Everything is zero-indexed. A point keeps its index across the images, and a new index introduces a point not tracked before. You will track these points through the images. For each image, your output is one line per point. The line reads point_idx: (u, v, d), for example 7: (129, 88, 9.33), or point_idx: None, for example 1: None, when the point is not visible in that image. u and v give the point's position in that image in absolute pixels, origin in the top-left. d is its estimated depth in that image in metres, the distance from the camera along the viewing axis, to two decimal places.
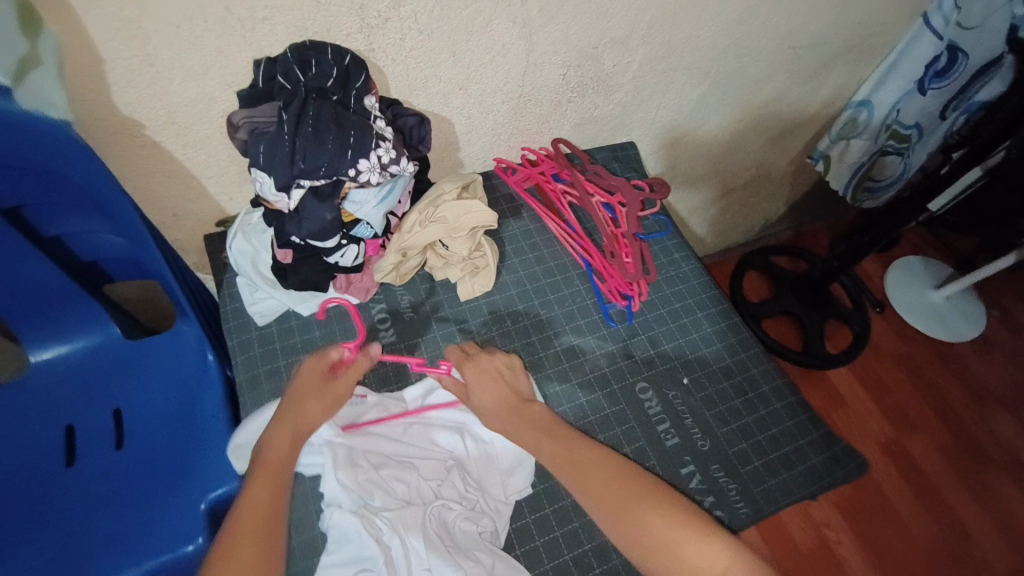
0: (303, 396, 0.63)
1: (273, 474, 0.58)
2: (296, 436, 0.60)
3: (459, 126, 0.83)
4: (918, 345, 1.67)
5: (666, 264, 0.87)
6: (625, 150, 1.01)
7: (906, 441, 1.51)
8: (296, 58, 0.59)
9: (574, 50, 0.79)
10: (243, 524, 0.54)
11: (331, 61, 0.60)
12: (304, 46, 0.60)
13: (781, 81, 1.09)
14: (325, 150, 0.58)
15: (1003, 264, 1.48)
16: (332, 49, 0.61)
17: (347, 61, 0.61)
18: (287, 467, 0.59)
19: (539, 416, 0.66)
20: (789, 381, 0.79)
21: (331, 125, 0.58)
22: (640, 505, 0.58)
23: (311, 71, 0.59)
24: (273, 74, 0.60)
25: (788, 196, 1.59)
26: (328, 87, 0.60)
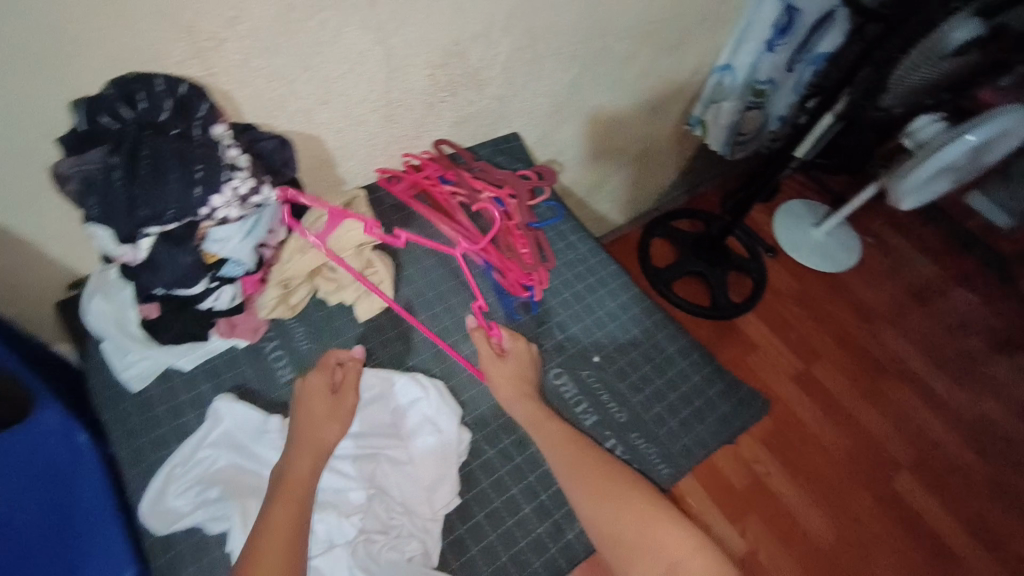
0: (320, 416, 0.63)
1: (296, 494, 0.57)
2: (316, 454, 0.61)
3: (330, 142, 0.80)
4: (809, 280, 1.83)
5: (563, 248, 0.89)
6: (508, 142, 1.01)
7: (813, 369, 1.65)
8: (119, 93, 0.53)
9: (437, 50, 0.77)
10: (268, 544, 0.52)
11: (162, 92, 0.55)
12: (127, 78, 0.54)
13: (649, 55, 1.13)
14: (167, 190, 0.54)
15: (867, 195, 1.66)
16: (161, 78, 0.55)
17: (182, 88, 0.56)
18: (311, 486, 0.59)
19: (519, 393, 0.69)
20: (691, 340, 0.83)
21: (173, 160, 0.54)
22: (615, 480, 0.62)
23: (140, 105, 0.54)
24: (95, 115, 0.54)
25: (677, 161, 1.67)
26: (163, 121, 0.56)
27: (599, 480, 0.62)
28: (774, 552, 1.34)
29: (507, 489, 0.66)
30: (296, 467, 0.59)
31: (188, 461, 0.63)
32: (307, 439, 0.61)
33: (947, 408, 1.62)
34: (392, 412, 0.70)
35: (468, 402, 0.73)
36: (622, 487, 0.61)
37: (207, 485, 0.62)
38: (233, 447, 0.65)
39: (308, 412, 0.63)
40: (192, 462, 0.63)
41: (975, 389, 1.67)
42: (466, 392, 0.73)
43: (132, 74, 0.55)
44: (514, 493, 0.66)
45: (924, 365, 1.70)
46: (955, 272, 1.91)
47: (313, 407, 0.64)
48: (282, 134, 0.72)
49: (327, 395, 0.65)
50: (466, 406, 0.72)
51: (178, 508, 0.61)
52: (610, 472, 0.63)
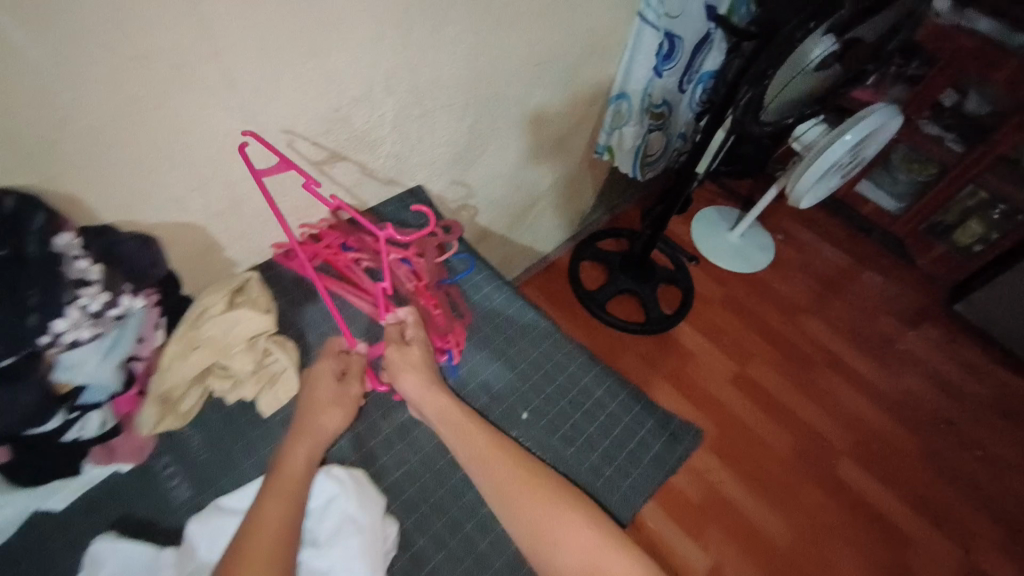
0: (321, 404, 0.69)
1: (287, 487, 0.62)
2: (311, 443, 0.67)
3: (212, 226, 0.74)
4: (733, 283, 1.90)
5: (480, 301, 0.86)
6: (413, 196, 0.98)
7: (749, 369, 1.71)
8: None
9: (317, 118, 0.74)
10: (257, 537, 0.57)
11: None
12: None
13: (544, 93, 1.14)
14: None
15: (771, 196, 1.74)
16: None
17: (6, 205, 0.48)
18: (302, 477, 0.64)
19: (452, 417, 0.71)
20: (619, 379, 0.82)
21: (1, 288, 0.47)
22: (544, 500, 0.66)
23: None
24: None
25: (592, 186, 1.71)
26: None
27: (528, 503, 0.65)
28: (738, 562, 1.35)
29: None
30: (293, 456, 0.65)
31: None
32: (304, 427, 0.68)
33: (872, 387, 1.71)
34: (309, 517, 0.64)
35: (393, 488, 0.68)
36: (556, 499, 0.66)
37: None
38: None
39: (314, 400, 0.70)
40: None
41: (895, 366, 1.77)
42: (389, 477, 0.69)
43: None
44: None
45: (847, 349, 1.79)
46: (861, 257, 2.04)
47: (320, 390, 0.70)
48: (152, 230, 0.65)
49: (334, 379, 0.72)
50: (391, 493, 0.68)
51: None
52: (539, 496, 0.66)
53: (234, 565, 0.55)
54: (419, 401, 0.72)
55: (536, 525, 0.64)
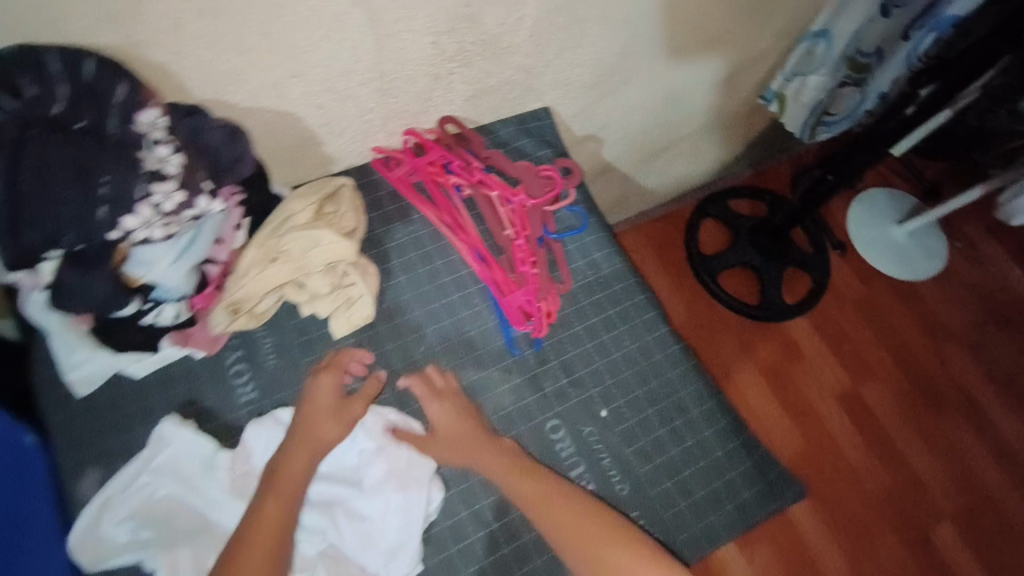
0: (321, 416, 0.60)
1: (286, 494, 0.56)
2: (312, 453, 0.58)
3: (311, 119, 0.66)
4: (879, 287, 1.60)
5: (584, 267, 0.74)
6: (537, 120, 0.84)
7: (862, 390, 1.48)
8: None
9: (441, 11, 0.60)
10: (249, 546, 0.52)
11: (56, 73, 0.42)
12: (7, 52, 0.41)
13: (725, 16, 0.90)
14: (64, 210, 0.43)
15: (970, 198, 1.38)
16: (60, 55, 0.42)
17: (84, 64, 0.43)
18: (301, 486, 0.57)
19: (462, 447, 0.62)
20: (721, 401, 0.70)
21: (69, 171, 0.43)
22: (596, 527, 0.57)
23: (26, 91, 0.42)
24: None
25: (744, 136, 1.43)
26: (64, 114, 0.43)
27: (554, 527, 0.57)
28: None
29: (479, 559, 0.60)
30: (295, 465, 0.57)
31: (126, 487, 0.57)
32: (303, 438, 0.59)
33: (1007, 452, 1.44)
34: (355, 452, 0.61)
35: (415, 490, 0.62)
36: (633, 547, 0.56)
37: (141, 523, 0.56)
38: (178, 477, 0.58)
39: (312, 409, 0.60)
40: (129, 494, 0.57)
41: None
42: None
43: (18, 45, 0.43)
44: (483, 565, 0.60)
45: (993, 401, 1.49)
46: None
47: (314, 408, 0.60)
48: (242, 113, 0.59)
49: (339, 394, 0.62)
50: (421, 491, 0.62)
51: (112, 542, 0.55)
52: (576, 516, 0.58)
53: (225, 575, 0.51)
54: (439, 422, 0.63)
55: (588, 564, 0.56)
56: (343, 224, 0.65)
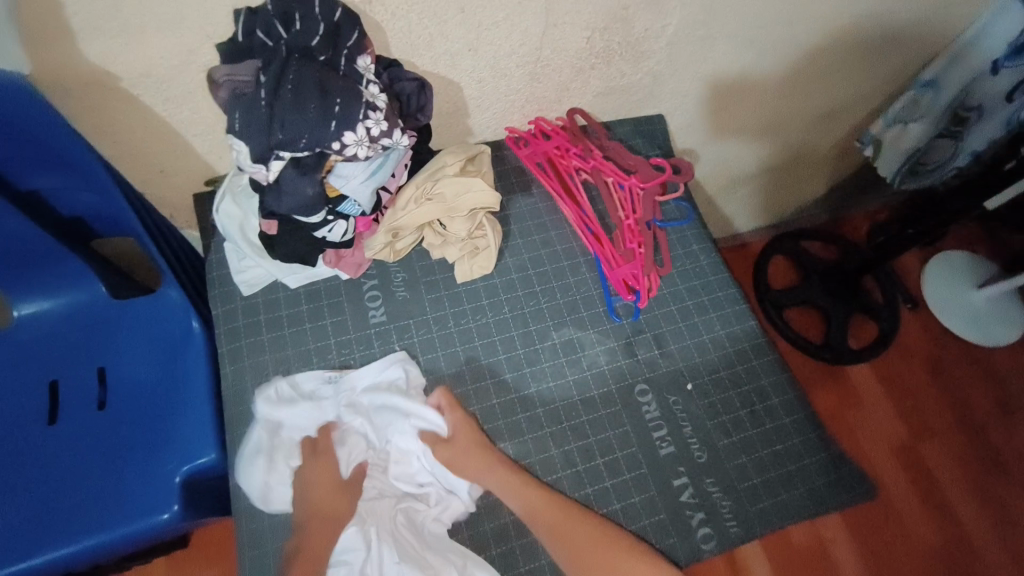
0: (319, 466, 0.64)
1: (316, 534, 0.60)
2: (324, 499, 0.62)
3: (469, 90, 0.76)
4: (951, 348, 1.57)
5: (683, 256, 0.81)
6: (652, 124, 0.92)
7: (922, 447, 1.45)
8: (278, 13, 0.53)
9: (601, 10, 0.70)
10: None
11: (318, 16, 0.54)
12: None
13: (840, 53, 0.97)
14: (306, 119, 0.53)
15: None
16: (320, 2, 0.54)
17: (334, 8, 0.55)
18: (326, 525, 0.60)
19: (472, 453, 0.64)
20: (801, 395, 0.74)
21: (315, 88, 0.53)
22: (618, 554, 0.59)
23: (296, 28, 0.54)
24: (252, 29, 0.54)
25: (829, 178, 1.47)
26: (313, 46, 0.54)
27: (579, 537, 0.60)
28: None
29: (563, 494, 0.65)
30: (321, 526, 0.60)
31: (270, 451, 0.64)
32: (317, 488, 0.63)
33: None
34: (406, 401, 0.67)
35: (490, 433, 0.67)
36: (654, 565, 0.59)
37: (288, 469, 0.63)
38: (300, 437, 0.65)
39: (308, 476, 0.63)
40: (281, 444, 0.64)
41: None
42: (530, 386, 0.71)
43: None
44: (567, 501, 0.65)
45: None
46: None
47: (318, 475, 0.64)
48: (422, 74, 0.69)
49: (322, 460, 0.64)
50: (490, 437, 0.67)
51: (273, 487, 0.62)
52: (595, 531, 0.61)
53: None
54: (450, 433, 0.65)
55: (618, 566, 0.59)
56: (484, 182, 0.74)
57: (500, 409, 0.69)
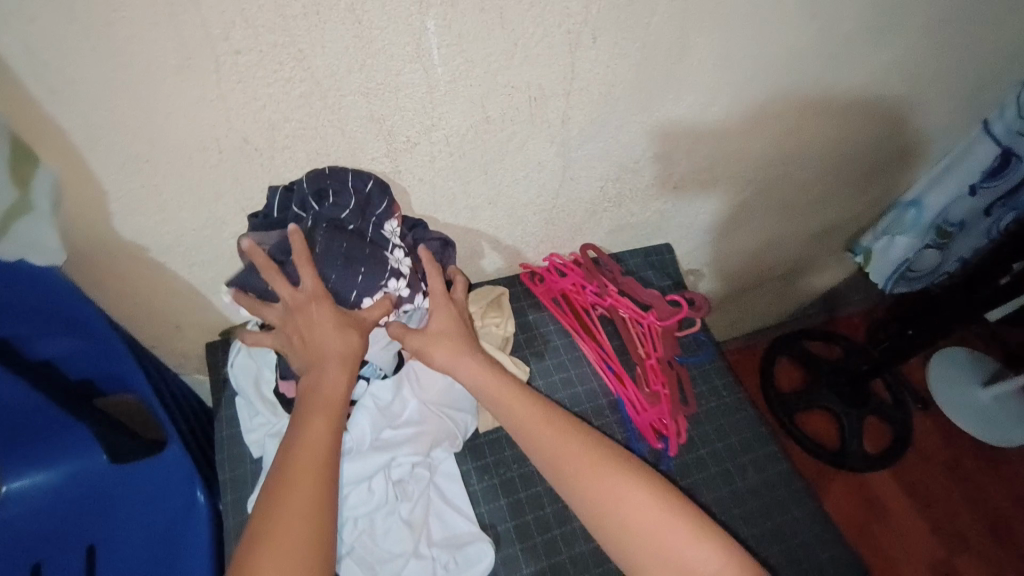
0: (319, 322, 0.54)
1: (329, 407, 0.54)
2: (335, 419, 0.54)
3: (486, 236, 0.78)
4: (967, 450, 1.54)
5: (706, 392, 0.79)
6: (661, 254, 0.94)
7: (960, 563, 1.36)
8: (313, 190, 0.54)
9: (615, 165, 0.74)
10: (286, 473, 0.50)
11: (351, 189, 0.56)
12: (318, 171, 0.55)
13: (830, 184, 1.02)
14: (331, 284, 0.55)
15: None
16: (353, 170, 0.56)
17: (368, 178, 0.57)
18: (342, 406, 0.55)
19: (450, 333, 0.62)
20: (847, 546, 0.70)
21: (341, 251, 0.55)
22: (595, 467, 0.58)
23: (328, 201, 0.55)
24: (288, 204, 0.55)
25: (826, 283, 1.50)
26: (343, 217, 0.56)
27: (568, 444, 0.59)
28: None
29: None
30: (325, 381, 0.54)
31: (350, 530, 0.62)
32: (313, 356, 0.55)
33: None
34: (406, 394, 0.68)
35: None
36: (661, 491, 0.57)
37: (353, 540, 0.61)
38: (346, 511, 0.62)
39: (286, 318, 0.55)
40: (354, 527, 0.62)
41: None
42: (562, 551, 0.65)
43: (326, 167, 0.56)
44: None
45: None
46: None
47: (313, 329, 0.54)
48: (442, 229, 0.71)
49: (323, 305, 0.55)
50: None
51: (355, 567, 0.60)
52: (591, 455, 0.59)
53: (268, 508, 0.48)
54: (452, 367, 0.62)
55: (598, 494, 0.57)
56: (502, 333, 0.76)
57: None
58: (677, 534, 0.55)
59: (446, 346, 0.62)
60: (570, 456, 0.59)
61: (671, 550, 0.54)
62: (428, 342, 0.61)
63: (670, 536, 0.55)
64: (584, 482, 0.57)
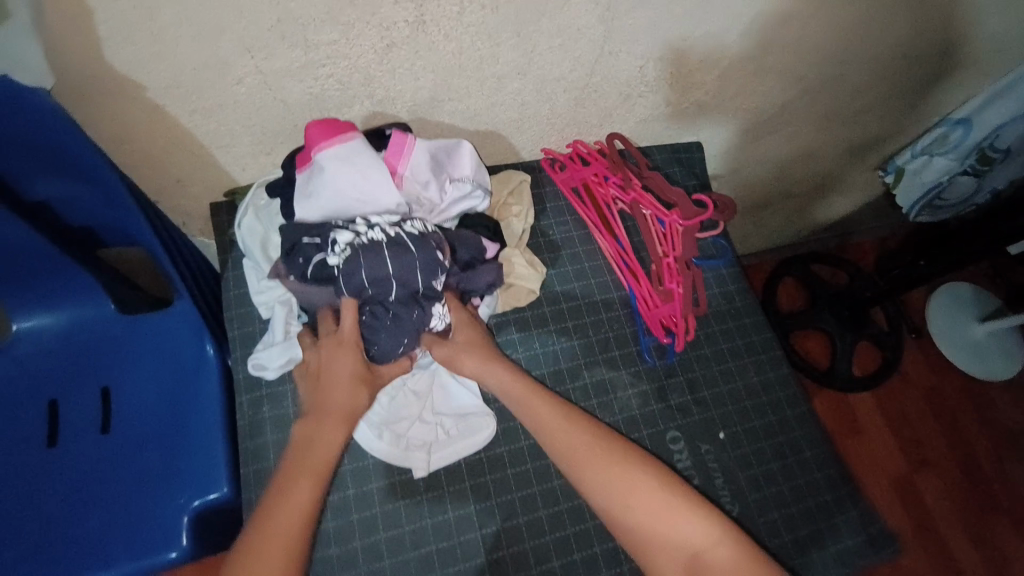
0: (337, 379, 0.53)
1: (314, 468, 0.50)
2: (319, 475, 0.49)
3: (510, 113, 0.72)
4: (950, 379, 1.58)
5: (718, 296, 0.78)
6: (690, 152, 0.88)
7: (917, 477, 1.46)
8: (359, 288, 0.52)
9: (660, 42, 0.66)
10: (262, 528, 0.46)
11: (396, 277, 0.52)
12: (356, 260, 0.51)
13: (883, 92, 0.94)
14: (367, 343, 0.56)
15: None
16: (394, 261, 0.52)
17: (409, 260, 0.52)
18: (331, 466, 0.50)
19: (474, 344, 0.61)
20: (832, 448, 0.73)
21: (388, 324, 0.54)
22: (600, 461, 0.56)
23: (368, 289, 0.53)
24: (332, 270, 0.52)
25: (850, 204, 1.45)
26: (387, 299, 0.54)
27: (582, 443, 0.58)
28: None
29: (590, 545, 0.62)
30: (322, 433, 0.52)
31: None
32: (324, 405, 0.53)
33: None
34: None
35: (516, 478, 0.64)
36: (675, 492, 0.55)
37: None
38: None
39: (313, 356, 0.56)
40: None
41: None
42: None
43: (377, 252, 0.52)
44: (597, 552, 0.62)
45: None
46: None
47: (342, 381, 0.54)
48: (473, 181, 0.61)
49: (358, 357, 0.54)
50: (515, 484, 0.64)
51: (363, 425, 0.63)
52: (604, 451, 0.57)
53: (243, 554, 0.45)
54: (480, 375, 0.60)
55: (609, 485, 0.55)
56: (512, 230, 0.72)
57: (529, 451, 0.65)
58: (670, 502, 0.54)
59: (472, 356, 0.60)
60: (580, 455, 0.57)
61: (670, 525, 0.53)
62: (456, 353, 0.60)
63: (672, 514, 0.53)
64: (591, 469, 0.56)
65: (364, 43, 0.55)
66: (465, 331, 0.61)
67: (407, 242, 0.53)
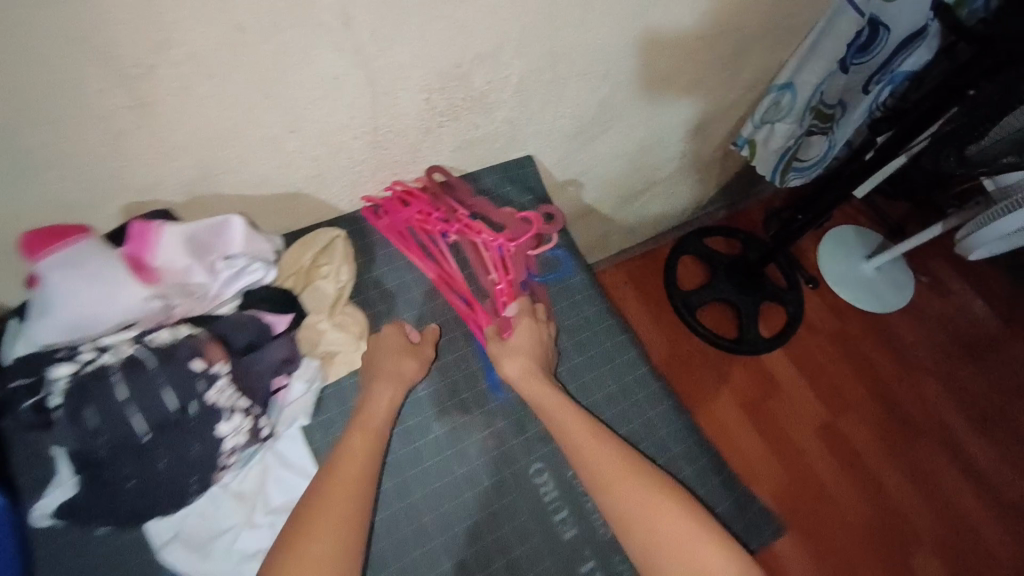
0: (393, 356, 0.66)
1: (372, 429, 0.60)
2: (371, 437, 0.59)
3: (306, 170, 0.68)
4: (852, 320, 1.65)
5: (567, 310, 0.77)
6: (521, 167, 0.87)
7: (841, 421, 1.51)
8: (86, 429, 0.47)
9: (434, 72, 0.65)
10: (329, 490, 0.53)
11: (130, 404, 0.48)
12: (81, 396, 0.47)
13: (696, 72, 0.97)
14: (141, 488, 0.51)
15: (931, 234, 1.42)
16: (124, 381, 0.48)
17: (146, 377, 0.49)
18: (381, 428, 0.61)
19: (526, 351, 0.67)
20: (698, 440, 0.74)
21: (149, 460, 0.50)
22: (632, 482, 0.56)
23: (99, 430, 0.48)
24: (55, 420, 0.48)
25: (720, 177, 1.49)
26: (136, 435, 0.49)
27: (605, 460, 0.58)
28: None
29: None
30: (378, 398, 0.63)
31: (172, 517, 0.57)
32: (384, 374, 0.65)
33: (981, 475, 1.48)
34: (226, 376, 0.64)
35: (374, 558, 0.60)
36: (695, 514, 0.54)
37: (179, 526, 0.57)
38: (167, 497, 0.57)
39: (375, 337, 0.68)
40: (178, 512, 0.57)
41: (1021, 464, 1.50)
42: (414, 491, 0.64)
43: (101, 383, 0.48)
44: None
45: (965, 431, 1.53)
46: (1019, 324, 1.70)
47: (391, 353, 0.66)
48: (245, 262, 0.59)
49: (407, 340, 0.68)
50: (372, 565, 0.60)
51: (184, 551, 0.57)
52: (634, 477, 0.56)
53: (313, 505, 0.52)
54: (520, 380, 0.65)
55: (637, 507, 0.54)
56: (323, 294, 0.68)
57: (382, 527, 0.62)
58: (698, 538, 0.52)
59: (519, 359, 0.66)
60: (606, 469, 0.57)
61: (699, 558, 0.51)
62: (503, 356, 0.67)
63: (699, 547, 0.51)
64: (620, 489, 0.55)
65: (85, 136, 0.51)
66: (520, 335, 0.68)
67: (139, 360, 0.49)
